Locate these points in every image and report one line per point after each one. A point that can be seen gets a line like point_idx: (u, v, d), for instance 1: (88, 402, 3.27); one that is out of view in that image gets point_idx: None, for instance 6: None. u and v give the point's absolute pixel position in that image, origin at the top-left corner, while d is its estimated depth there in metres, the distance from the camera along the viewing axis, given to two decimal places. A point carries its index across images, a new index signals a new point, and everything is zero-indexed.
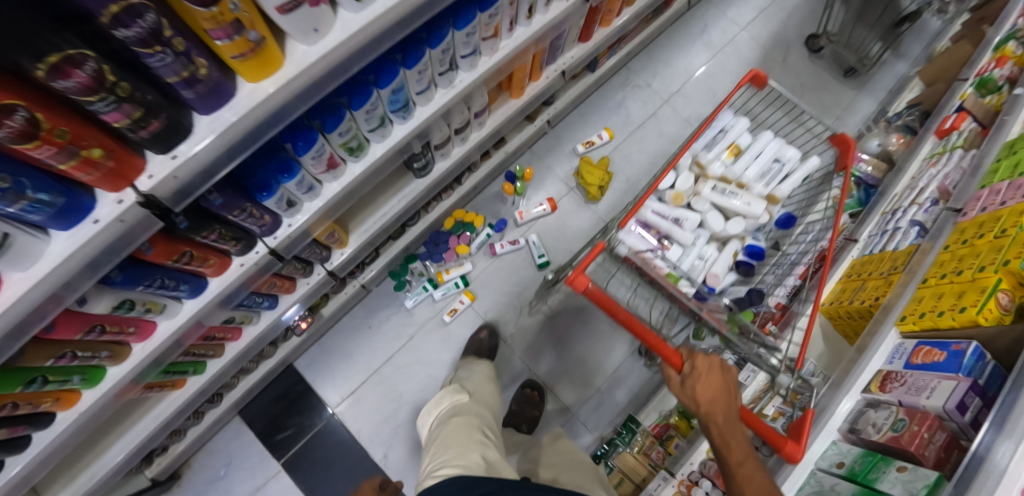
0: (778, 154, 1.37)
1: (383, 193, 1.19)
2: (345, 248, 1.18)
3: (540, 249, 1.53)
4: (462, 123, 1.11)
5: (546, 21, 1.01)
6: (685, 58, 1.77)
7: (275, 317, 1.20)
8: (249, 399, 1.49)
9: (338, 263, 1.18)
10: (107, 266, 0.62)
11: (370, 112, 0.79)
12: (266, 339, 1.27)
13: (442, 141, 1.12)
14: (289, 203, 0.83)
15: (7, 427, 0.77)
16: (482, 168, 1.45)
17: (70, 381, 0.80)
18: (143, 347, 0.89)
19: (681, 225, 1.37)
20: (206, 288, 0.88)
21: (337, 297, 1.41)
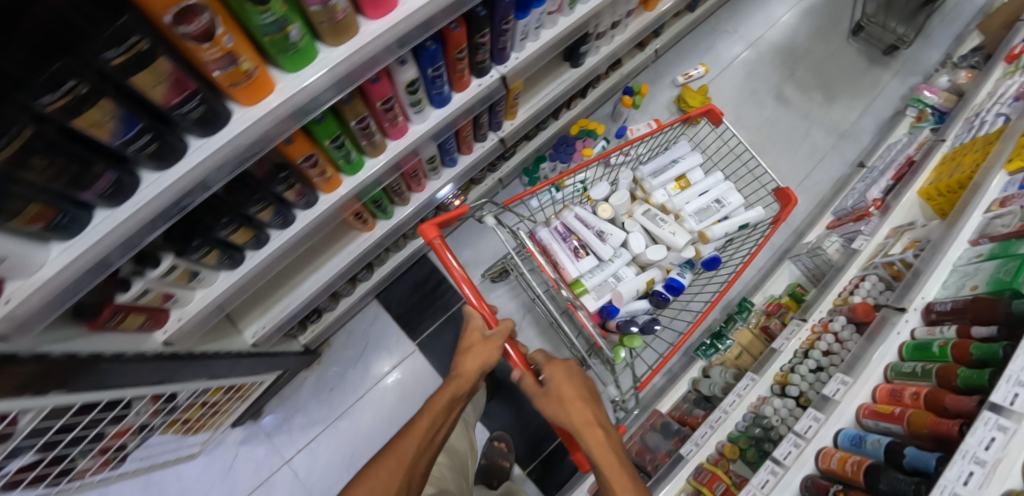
0: (718, 197, 1.43)
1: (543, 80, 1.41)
2: (514, 120, 1.36)
3: None
4: (618, 17, 1.36)
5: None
6: (766, 8, 1.97)
7: (451, 177, 1.36)
8: (388, 284, 1.64)
9: (507, 133, 1.37)
10: (434, 28, 0.81)
11: None
12: (422, 212, 1.42)
13: (602, 30, 1.36)
14: (525, 33, 1.05)
15: (300, 185, 0.90)
16: (603, 84, 1.65)
17: (346, 157, 0.93)
18: (391, 149, 1.03)
19: (603, 239, 1.38)
20: (442, 108, 1.05)
21: (478, 188, 1.56)
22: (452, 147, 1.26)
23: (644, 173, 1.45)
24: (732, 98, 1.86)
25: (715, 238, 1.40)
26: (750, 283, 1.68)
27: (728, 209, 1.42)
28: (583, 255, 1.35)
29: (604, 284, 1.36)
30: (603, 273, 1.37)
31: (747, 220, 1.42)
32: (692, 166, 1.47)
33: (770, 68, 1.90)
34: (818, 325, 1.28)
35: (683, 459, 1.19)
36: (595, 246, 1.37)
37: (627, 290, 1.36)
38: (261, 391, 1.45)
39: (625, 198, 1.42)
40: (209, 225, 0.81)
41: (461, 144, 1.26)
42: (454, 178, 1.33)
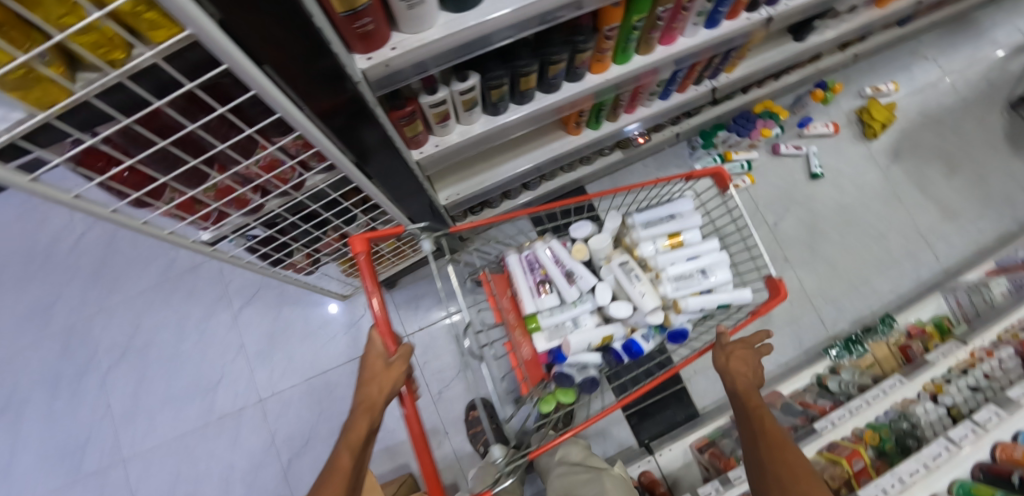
0: (707, 266, 1.13)
1: (764, 46, 1.45)
2: (729, 75, 1.41)
3: (818, 161, 1.73)
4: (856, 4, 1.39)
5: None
6: (973, 46, 1.92)
7: (659, 111, 1.40)
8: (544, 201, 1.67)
9: (721, 84, 1.41)
10: None
11: None
12: (612, 140, 1.46)
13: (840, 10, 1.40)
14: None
15: (587, 58, 0.97)
16: (801, 71, 1.66)
17: (628, 43, 1.00)
18: (658, 53, 1.10)
19: (571, 281, 1.17)
20: (707, 30, 1.12)
21: (659, 135, 1.60)
22: (677, 81, 1.30)
23: (635, 221, 1.17)
24: (912, 124, 1.82)
25: (690, 310, 1.13)
26: (889, 305, 1.65)
27: (712, 284, 1.13)
28: (544, 291, 1.16)
29: (561, 327, 1.18)
30: (563, 315, 1.17)
31: (732, 299, 1.13)
32: (692, 223, 1.17)
33: (961, 105, 1.85)
34: (979, 351, 1.28)
35: (815, 433, 1.22)
36: (561, 285, 1.17)
37: (580, 339, 1.16)
38: (411, 261, 1.52)
39: (605, 243, 1.18)
40: (518, 57, 0.88)
41: (686, 78, 1.31)
42: (663, 111, 1.38)
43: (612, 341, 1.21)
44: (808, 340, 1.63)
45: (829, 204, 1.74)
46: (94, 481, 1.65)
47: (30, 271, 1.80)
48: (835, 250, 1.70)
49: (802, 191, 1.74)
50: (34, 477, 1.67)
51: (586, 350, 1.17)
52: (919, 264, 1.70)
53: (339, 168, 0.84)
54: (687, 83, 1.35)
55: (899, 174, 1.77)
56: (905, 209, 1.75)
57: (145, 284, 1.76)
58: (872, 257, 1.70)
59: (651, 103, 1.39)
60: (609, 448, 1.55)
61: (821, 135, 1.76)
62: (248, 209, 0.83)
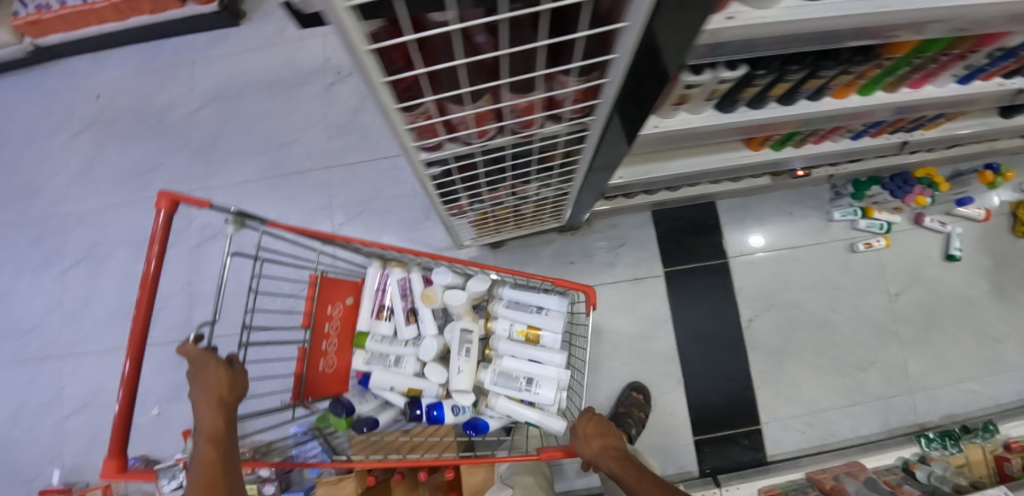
0: (535, 377, 1.05)
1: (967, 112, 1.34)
2: (924, 133, 1.31)
3: (959, 244, 1.63)
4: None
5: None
6: None
7: (842, 149, 1.31)
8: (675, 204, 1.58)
9: (915, 140, 1.31)
10: None
11: None
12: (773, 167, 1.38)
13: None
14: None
15: (845, 81, 0.89)
16: (978, 147, 1.54)
17: (887, 77, 0.93)
18: (901, 95, 1.01)
19: (409, 321, 1.18)
20: (953, 85, 1.03)
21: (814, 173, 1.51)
22: (875, 125, 1.22)
23: (503, 293, 1.15)
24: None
25: (498, 410, 1.09)
26: (987, 411, 1.58)
27: (534, 398, 1.04)
28: (383, 317, 1.19)
29: (383, 357, 1.18)
30: (389, 348, 1.18)
31: (534, 417, 1.05)
32: (553, 328, 1.10)
33: None
34: None
35: None
36: (400, 318, 1.18)
37: (387, 379, 1.17)
38: (529, 229, 1.47)
39: (454, 300, 1.10)
40: (793, 61, 0.80)
41: (891, 126, 1.23)
42: (849, 151, 1.29)
43: (421, 395, 1.17)
44: (895, 421, 1.57)
45: (954, 293, 1.65)
46: (161, 351, 1.69)
47: (139, 130, 1.77)
48: (947, 341, 1.62)
49: (933, 270, 1.65)
50: (104, 331, 1.70)
51: (388, 391, 1.18)
52: None
53: (590, 125, 0.73)
54: (886, 130, 1.27)
55: None
56: None
57: (247, 177, 1.73)
58: (982, 358, 1.62)
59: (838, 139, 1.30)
60: (667, 467, 1.52)
61: (969, 217, 1.65)
62: (482, 142, 0.69)
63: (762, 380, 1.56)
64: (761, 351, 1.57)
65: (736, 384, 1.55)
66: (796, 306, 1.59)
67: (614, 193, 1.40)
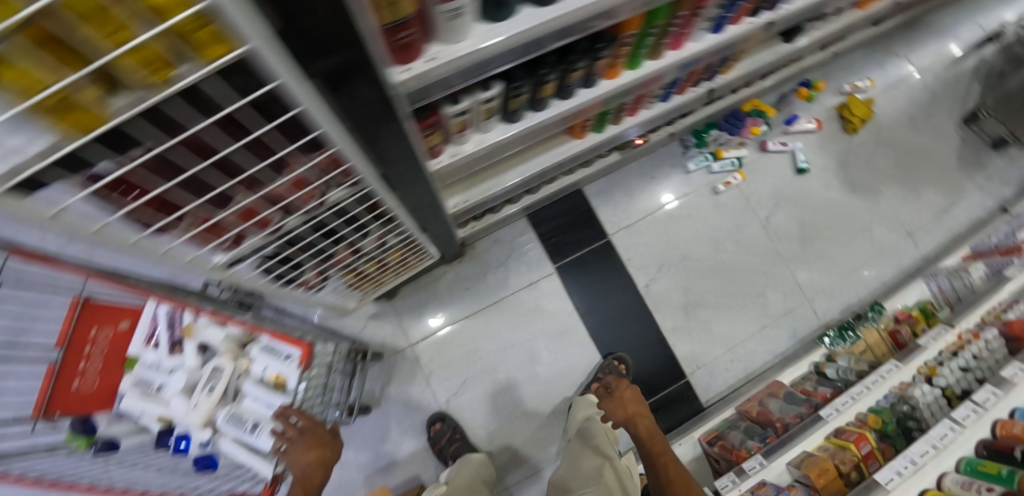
0: (260, 423, 1.03)
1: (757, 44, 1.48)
2: (726, 76, 1.42)
3: (803, 156, 1.79)
4: (840, 5, 1.46)
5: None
6: (938, 44, 1.99)
7: (659, 112, 1.41)
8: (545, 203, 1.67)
9: (719, 84, 1.42)
10: None
11: None
12: (609, 144, 1.48)
13: (827, 13, 1.46)
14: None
15: (607, 61, 0.96)
16: (785, 72, 1.71)
17: (644, 48, 1.00)
18: (668, 58, 1.10)
19: (172, 354, 1.12)
20: (714, 34, 1.13)
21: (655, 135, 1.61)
22: (677, 83, 1.32)
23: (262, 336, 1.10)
24: (892, 117, 1.90)
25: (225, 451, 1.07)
26: (873, 293, 1.73)
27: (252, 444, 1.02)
28: (151, 345, 1.13)
29: (143, 385, 1.11)
30: (151, 376, 1.11)
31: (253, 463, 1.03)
32: (297, 376, 1.09)
33: (930, 100, 1.93)
34: (966, 334, 1.34)
35: (821, 420, 1.27)
36: (165, 348, 1.12)
37: (134, 405, 1.10)
38: (413, 271, 1.49)
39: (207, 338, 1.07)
40: (539, 67, 0.87)
41: (689, 81, 1.34)
42: (668, 111, 1.38)
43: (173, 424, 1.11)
44: (805, 331, 1.68)
45: (817, 201, 1.79)
46: None
47: None
48: (825, 243, 1.76)
49: (792, 186, 1.78)
50: None
51: (140, 417, 1.11)
52: (900, 253, 1.79)
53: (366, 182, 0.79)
54: (689, 85, 1.37)
55: (880, 167, 1.85)
56: (885, 200, 1.82)
57: None
58: (857, 249, 1.77)
59: (655, 102, 1.38)
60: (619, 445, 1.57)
61: (805, 131, 1.81)
62: (270, 230, 0.78)
63: (677, 335, 1.63)
64: (668, 308, 1.65)
65: (655, 347, 1.62)
66: (686, 259, 1.68)
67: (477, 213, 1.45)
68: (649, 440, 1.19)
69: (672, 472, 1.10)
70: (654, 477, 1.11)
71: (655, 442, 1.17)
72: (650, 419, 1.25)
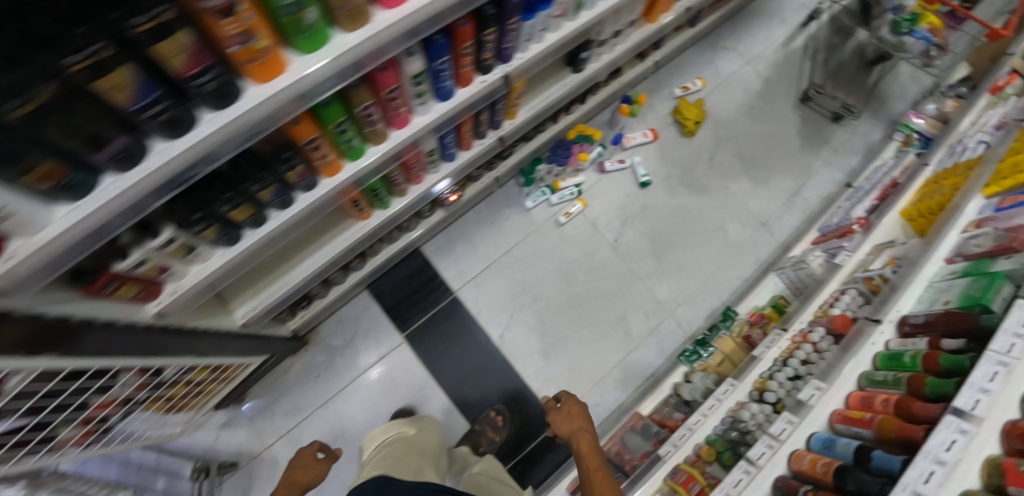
0: None
1: (545, 81, 1.44)
2: (513, 120, 1.38)
3: (643, 170, 1.78)
4: (621, 26, 1.39)
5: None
6: (765, 28, 2.02)
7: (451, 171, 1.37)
8: (382, 273, 1.65)
9: (507, 131, 1.38)
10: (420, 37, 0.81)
11: None
12: (417, 205, 1.45)
13: (609, 35, 1.39)
14: (539, 33, 1.08)
15: (305, 168, 0.93)
16: (602, 92, 1.70)
17: (352, 141, 0.96)
18: (393, 139, 1.06)
19: None
20: (448, 101, 1.07)
21: (474, 185, 1.60)
22: (453, 142, 1.27)
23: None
24: (734, 110, 1.92)
25: None
26: (736, 291, 1.71)
27: None
28: None
29: None
30: None
31: None
32: None
33: (765, 87, 1.95)
34: (798, 336, 1.27)
35: (659, 461, 1.17)
36: None
37: None
38: (245, 371, 1.47)
39: None
40: (211, 201, 0.81)
41: (463, 139, 1.29)
42: (456, 169, 1.34)
43: None
44: (671, 347, 1.64)
45: (665, 212, 1.77)
46: None
47: None
48: (679, 252, 1.74)
49: (636, 202, 1.77)
50: None
51: None
52: (757, 245, 1.78)
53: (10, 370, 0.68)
54: (470, 139, 1.32)
55: (723, 163, 1.85)
56: (733, 196, 1.82)
57: None
58: (713, 250, 1.76)
59: (440, 164, 1.34)
60: None
61: (641, 143, 1.81)
62: None
63: (540, 379, 1.59)
64: (526, 354, 1.61)
65: (519, 397, 1.57)
66: (538, 299, 1.65)
67: (294, 302, 1.46)
68: (586, 455, 1.10)
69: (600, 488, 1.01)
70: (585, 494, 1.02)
71: (591, 457, 1.09)
72: (592, 435, 1.16)
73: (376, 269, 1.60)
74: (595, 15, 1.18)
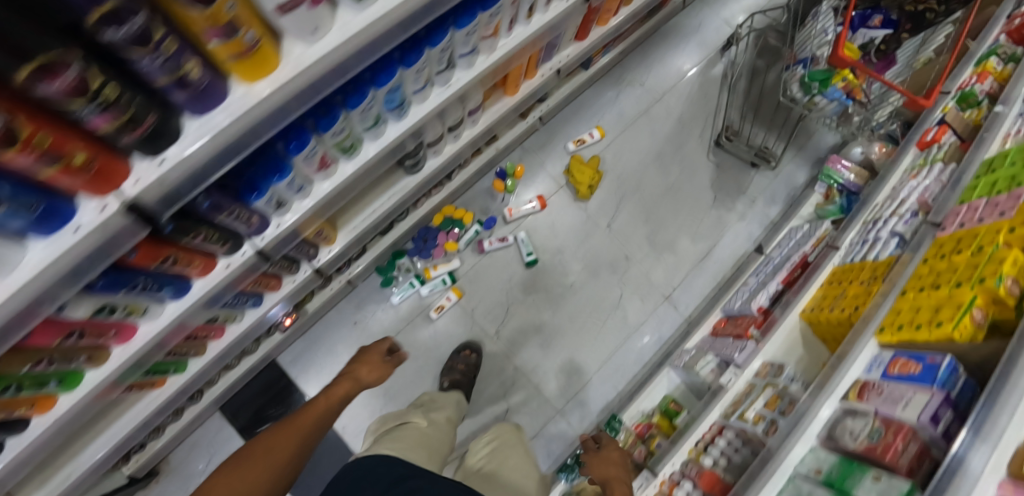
0: None
1: (370, 188, 1.17)
2: (333, 245, 1.14)
3: (529, 247, 1.55)
4: (456, 118, 1.09)
5: (545, 22, 1.00)
6: (679, 58, 1.78)
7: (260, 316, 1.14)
8: (231, 394, 1.44)
9: (325, 261, 1.14)
10: (91, 274, 0.55)
11: (364, 112, 0.77)
12: (251, 335, 1.20)
13: (438, 133, 1.09)
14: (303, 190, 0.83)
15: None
16: (473, 164, 1.46)
17: (46, 386, 0.68)
18: (122, 351, 0.80)
19: None
20: (189, 290, 0.83)
21: (322, 293, 1.38)
22: (247, 295, 1.05)
23: None
24: (639, 161, 1.68)
25: None
26: (634, 381, 1.53)
27: None
28: None
29: None
30: None
31: None
32: None
33: (676, 129, 1.72)
34: (667, 483, 1.11)
35: None
36: None
37: None
38: None
39: None
40: None
41: (258, 287, 1.05)
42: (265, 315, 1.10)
43: None
44: (560, 451, 1.49)
45: (556, 293, 1.58)
46: None
47: None
48: (571, 339, 1.56)
49: (522, 285, 1.56)
50: None
51: None
52: (660, 323, 1.59)
53: None
54: (270, 282, 1.07)
55: (624, 227, 1.63)
56: (635, 266, 1.62)
57: None
58: (611, 332, 1.57)
59: (241, 311, 1.09)
60: None
61: (529, 213, 1.58)
62: None
63: None
64: None
65: None
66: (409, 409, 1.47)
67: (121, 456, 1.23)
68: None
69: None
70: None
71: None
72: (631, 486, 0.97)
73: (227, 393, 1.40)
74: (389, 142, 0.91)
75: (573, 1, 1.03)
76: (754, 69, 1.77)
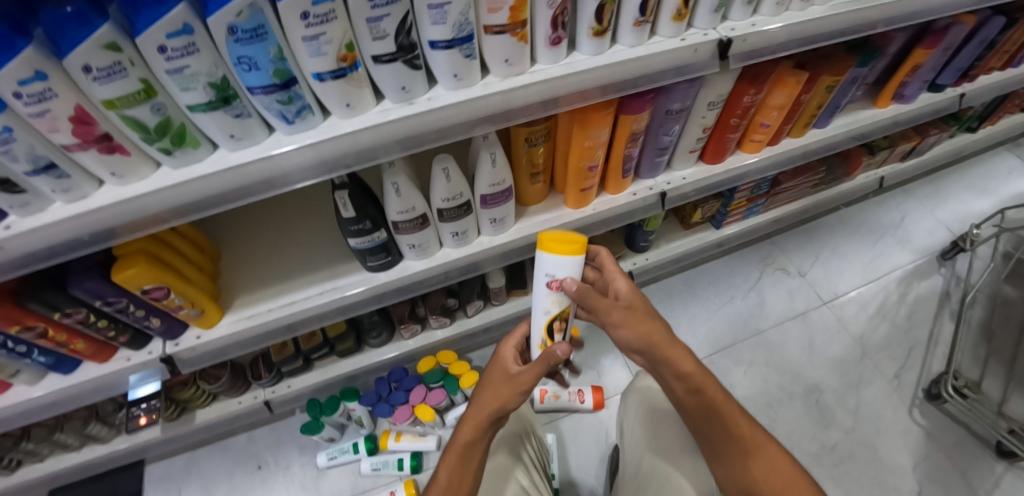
0: None
1: (299, 267, 0.75)
2: (206, 331, 0.71)
3: (554, 460, 0.90)
4: (460, 194, 0.64)
5: (629, 60, 0.53)
6: (872, 253, 1.16)
7: (82, 395, 0.73)
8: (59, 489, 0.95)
9: (187, 347, 0.71)
10: None
11: (195, 80, 0.41)
12: (102, 394, 0.75)
13: (420, 211, 0.64)
14: (63, 182, 0.45)
15: None
16: (508, 304, 0.98)
17: None
18: None
19: None
20: None
21: (226, 402, 0.93)
22: (43, 350, 0.64)
23: None
24: (778, 388, 0.98)
25: None
26: None
27: None
28: None
29: None
30: None
31: None
32: None
33: (856, 354, 1.02)
34: None
35: None
36: None
37: None
38: None
39: None
40: None
41: (55, 344, 0.63)
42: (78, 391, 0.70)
43: None
44: None
45: None
46: None
47: None
48: None
49: None
50: None
51: None
52: None
53: None
54: (82, 346, 0.67)
55: None
56: None
57: None
58: None
59: (40, 374, 0.68)
60: None
61: (568, 409, 0.96)
62: None
63: None
64: None
65: None
66: None
67: None
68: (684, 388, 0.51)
69: (750, 444, 0.50)
70: (718, 474, 0.53)
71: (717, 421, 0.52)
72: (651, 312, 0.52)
73: (59, 491, 0.96)
74: (250, 166, 0.49)
75: (710, 43, 0.55)
76: (1004, 299, 1.04)
